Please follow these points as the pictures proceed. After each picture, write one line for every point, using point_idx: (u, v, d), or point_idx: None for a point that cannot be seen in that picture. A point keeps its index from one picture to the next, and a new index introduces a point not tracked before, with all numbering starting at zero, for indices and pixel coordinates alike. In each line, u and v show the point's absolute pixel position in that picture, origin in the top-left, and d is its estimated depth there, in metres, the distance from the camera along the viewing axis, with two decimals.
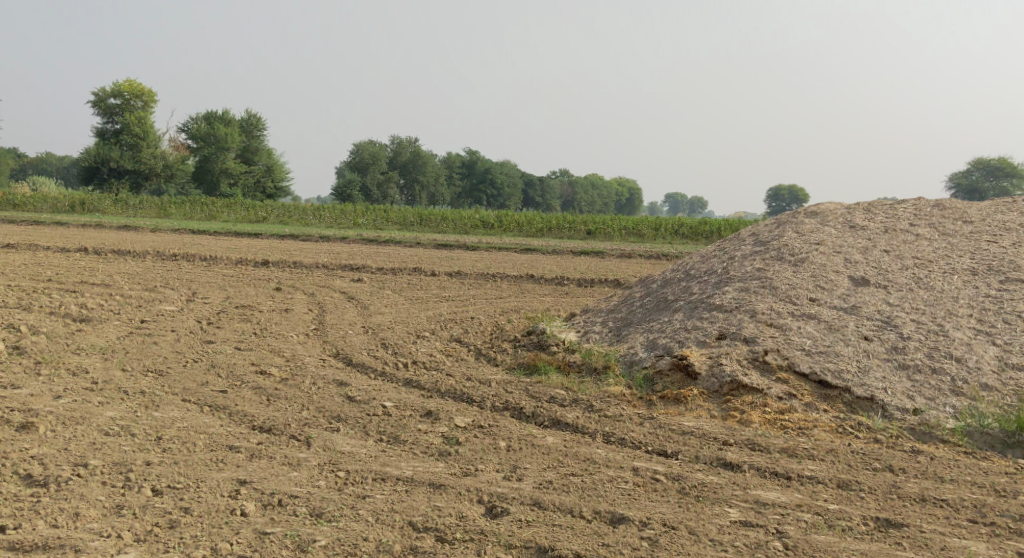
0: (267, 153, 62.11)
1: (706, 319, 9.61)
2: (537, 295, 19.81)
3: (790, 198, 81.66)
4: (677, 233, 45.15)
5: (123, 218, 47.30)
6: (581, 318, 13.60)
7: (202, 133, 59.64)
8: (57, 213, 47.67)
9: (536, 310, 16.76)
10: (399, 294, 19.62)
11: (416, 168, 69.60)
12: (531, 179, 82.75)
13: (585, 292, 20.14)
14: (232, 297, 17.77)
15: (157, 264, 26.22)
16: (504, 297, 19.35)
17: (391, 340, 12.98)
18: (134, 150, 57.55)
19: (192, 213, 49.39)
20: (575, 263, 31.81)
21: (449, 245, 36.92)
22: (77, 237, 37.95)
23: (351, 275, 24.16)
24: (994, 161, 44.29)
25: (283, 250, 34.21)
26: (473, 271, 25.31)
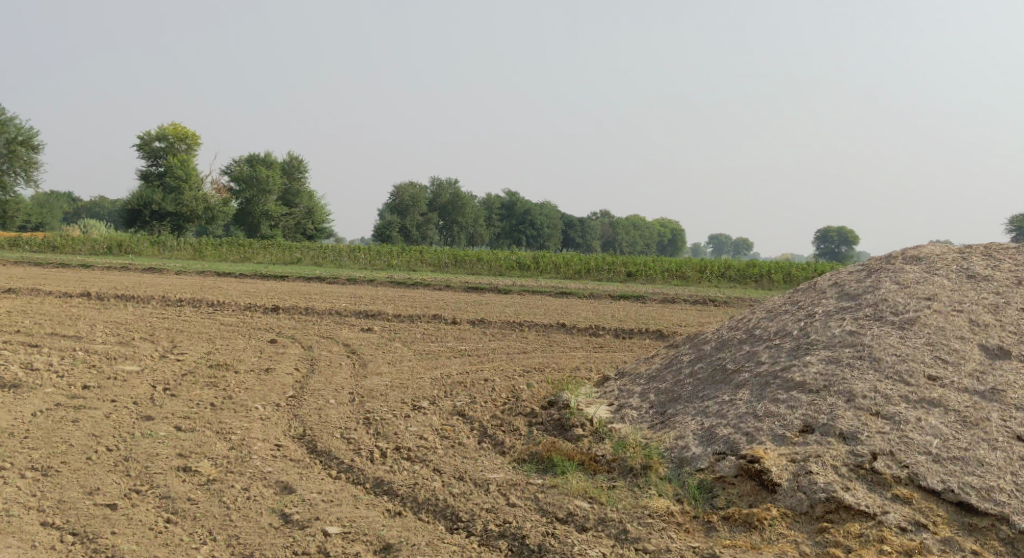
0: (309, 195, 60.73)
1: (784, 403, 7.99)
2: (568, 349, 17.35)
3: (838, 239, 78.06)
4: (723, 275, 42.57)
5: (155, 260, 45.68)
6: (617, 386, 10.93)
7: (243, 175, 58.26)
8: (97, 255, 46.22)
9: (564, 370, 14.21)
10: (408, 348, 17.26)
11: (455, 210, 67.58)
12: (570, 219, 80.45)
13: (625, 345, 17.65)
14: (214, 352, 15.50)
15: (156, 310, 24.15)
16: (531, 351, 16.93)
17: (381, 411, 10.48)
18: (177, 193, 56.03)
19: (226, 254, 47.70)
20: (614, 309, 29.46)
21: (480, 288, 34.60)
22: (96, 281, 36.11)
23: (361, 323, 21.87)
24: None
25: (306, 295, 32.04)
26: (500, 317, 22.94)
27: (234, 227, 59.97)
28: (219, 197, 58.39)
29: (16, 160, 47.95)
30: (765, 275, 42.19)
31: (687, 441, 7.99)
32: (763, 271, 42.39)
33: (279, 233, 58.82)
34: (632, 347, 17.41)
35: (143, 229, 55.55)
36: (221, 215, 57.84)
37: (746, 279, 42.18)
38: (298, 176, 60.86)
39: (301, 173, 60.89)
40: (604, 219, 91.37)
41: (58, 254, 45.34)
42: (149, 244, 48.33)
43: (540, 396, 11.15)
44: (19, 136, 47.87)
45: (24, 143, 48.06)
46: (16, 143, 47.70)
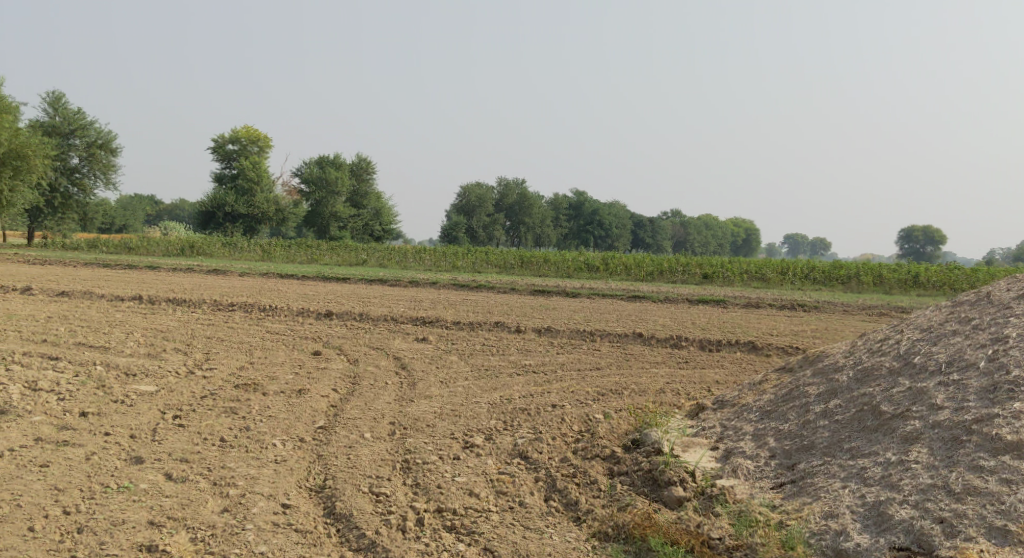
0: (377, 196, 59.40)
1: (999, 478, 7.50)
2: (644, 368, 15.26)
3: (925, 239, 74.10)
4: (806, 278, 39.85)
5: (224, 261, 44.68)
6: (711, 423, 9.52)
7: (313, 176, 57.46)
8: (170, 257, 45.43)
9: (644, 396, 12.11)
10: (465, 363, 15.32)
11: (522, 211, 65.74)
12: (639, 218, 77.87)
13: (715, 366, 15.45)
14: (247, 368, 13.61)
15: (202, 315, 22.48)
16: (609, 369, 14.87)
17: (432, 443, 9.02)
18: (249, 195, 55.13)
19: (294, 255, 46.50)
20: (692, 315, 27.41)
21: (547, 291, 32.56)
22: (157, 284, 34.72)
23: (418, 332, 19.97)
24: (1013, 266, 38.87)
25: (366, 299, 30.23)
26: (569, 325, 20.87)
27: (305, 228, 58.97)
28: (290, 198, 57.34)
29: (96, 163, 47.35)
30: (853, 278, 39.19)
31: (845, 527, 7.56)
32: (851, 272, 39.41)
33: (347, 234, 57.80)
34: (719, 369, 15.25)
35: (216, 231, 54.70)
36: (292, 217, 56.59)
37: (833, 282, 39.27)
38: (367, 177, 59.66)
39: (370, 175, 59.73)
40: (675, 220, 88.50)
41: (134, 256, 44.64)
42: (220, 245, 47.37)
43: (629, 427, 9.68)
44: (99, 139, 47.37)
45: (104, 146, 47.54)
46: (96, 146, 47.21)
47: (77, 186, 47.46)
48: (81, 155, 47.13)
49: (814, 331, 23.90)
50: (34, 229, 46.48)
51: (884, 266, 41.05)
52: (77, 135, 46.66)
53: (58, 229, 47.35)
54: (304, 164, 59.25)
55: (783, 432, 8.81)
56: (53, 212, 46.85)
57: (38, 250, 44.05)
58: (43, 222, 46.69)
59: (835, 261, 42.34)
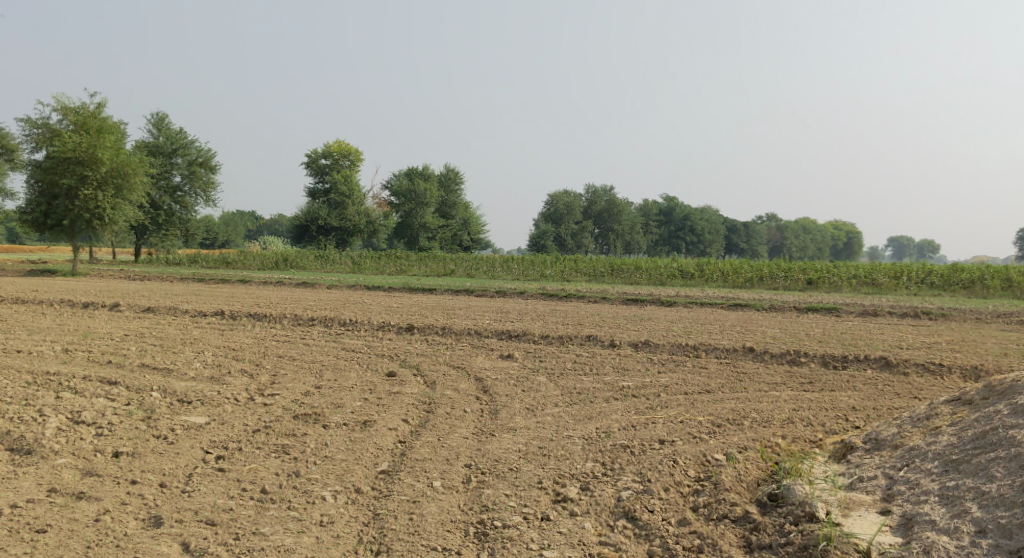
0: (465, 206, 58.29)
1: None
2: (759, 395, 13.35)
3: None
4: (922, 282, 37.00)
5: (315, 273, 44.06)
6: (860, 462, 9.19)
7: (403, 189, 56.64)
8: (265, 270, 45.02)
9: (765, 434, 10.46)
10: (555, 386, 13.68)
11: (611, 217, 63.89)
12: (734, 223, 74.95)
13: (842, 395, 13.52)
14: (314, 397, 11.73)
15: (278, 329, 21.22)
16: (722, 397, 13.08)
17: (518, 495, 8.67)
18: (340, 208, 54.52)
19: (384, 267, 45.70)
20: (801, 325, 25.26)
21: (642, 300, 30.64)
22: (246, 297, 33.97)
23: (502, 348, 18.38)
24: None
25: (451, 310, 28.81)
26: (669, 338, 19.00)
27: (396, 240, 58.19)
28: (380, 211, 56.70)
29: (197, 181, 47.35)
30: (977, 282, 36.08)
31: None
32: (974, 276, 36.31)
33: (437, 245, 56.60)
34: (847, 398, 13.34)
35: (310, 244, 54.22)
36: (383, 228, 56.07)
37: (954, 287, 36.27)
38: (455, 188, 58.91)
39: (458, 185, 58.93)
40: (771, 224, 85.10)
41: (231, 270, 44.39)
42: (313, 258, 46.81)
43: (758, 470, 9.16)
44: (199, 158, 47.54)
45: (204, 164, 47.66)
46: (196, 164, 47.28)
47: (180, 204, 47.36)
48: (183, 173, 47.19)
49: (944, 346, 21.48)
50: (139, 247, 46.79)
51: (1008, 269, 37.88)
52: (180, 154, 46.80)
53: (161, 245, 47.48)
54: (393, 176, 58.92)
55: (990, 498, 8.03)
56: (157, 228, 46.96)
57: (141, 266, 44.24)
58: (147, 238, 46.93)
59: (952, 263, 39.36)
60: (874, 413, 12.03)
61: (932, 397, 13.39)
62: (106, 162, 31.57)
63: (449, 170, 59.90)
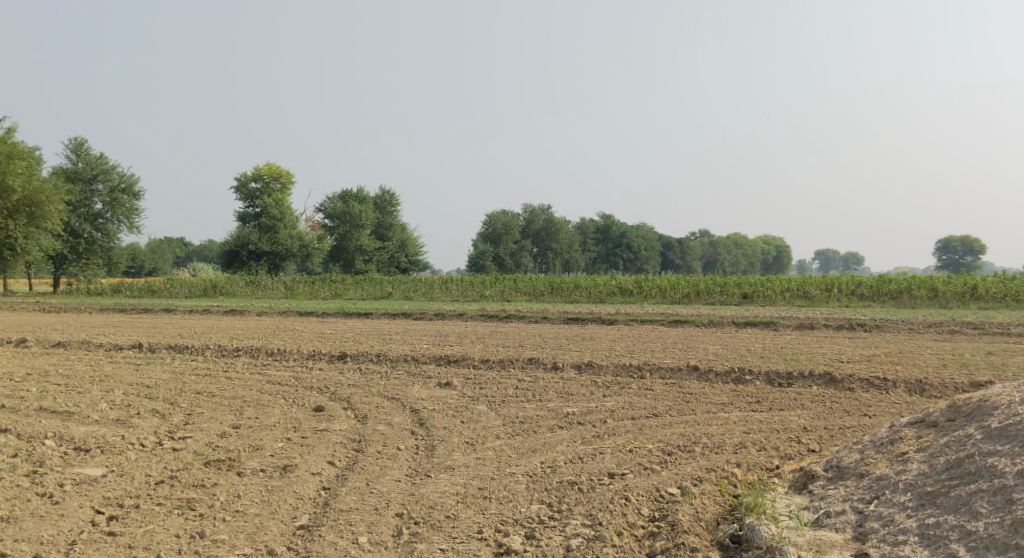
0: (401, 227, 57.28)
1: None
2: (709, 420, 12.71)
3: (963, 249, 70.88)
4: (852, 294, 37.10)
5: (246, 300, 42.65)
6: (825, 495, 9.01)
7: (337, 212, 55.81)
8: (193, 298, 43.41)
9: (718, 462, 9.90)
10: (495, 416, 12.87)
11: (549, 236, 63.43)
12: (668, 239, 75.20)
13: (795, 415, 12.98)
14: (230, 440, 10.69)
15: (201, 362, 20.02)
16: (671, 422, 12.43)
17: (456, 550, 8.24)
18: (272, 233, 53.19)
19: (318, 291, 44.52)
20: (742, 340, 24.89)
21: (582, 319, 30.05)
22: (171, 328, 32.54)
23: (439, 375, 17.51)
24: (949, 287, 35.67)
25: (387, 336, 27.84)
26: (612, 358, 18.33)
27: (331, 264, 56.84)
28: (315, 234, 55.44)
29: (119, 208, 45.54)
30: (905, 292, 36.27)
31: None
32: (902, 286, 36.51)
33: (374, 267, 55.18)
34: (799, 420, 12.84)
35: (241, 270, 52.62)
36: (317, 252, 54.75)
37: (883, 298, 36.39)
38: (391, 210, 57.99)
39: (394, 207, 58.01)
40: (704, 239, 85.66)
41: (157, 299, 42.74)
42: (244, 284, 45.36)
43: (718, 506, 8.92)
44: (121, 184, 45.65)
45: (127, 190, 45.84)
46: (119, 191, 45.42)
47: (101, 231, 45.67)
48: (104, 200, 45.34)
49: (884, 358, 21.18)
50: (59, 277, 44.77)
51: (935, 279, 38.20)
52: (101, 180, 44.92)
53: (82, 275, 45.48)
54: (328, 199, 57.80)
55: (978, 540, 7.96)
56: (77, 257, 45.01)
57: (60, 297, 42.35)
58: (67, 268, 44.95)
59: (879, 275, 39.60)
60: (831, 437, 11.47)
61: (882, 415, 12.91)
62: (18, 190, 30.03)
63: (385, 192, 58.77)
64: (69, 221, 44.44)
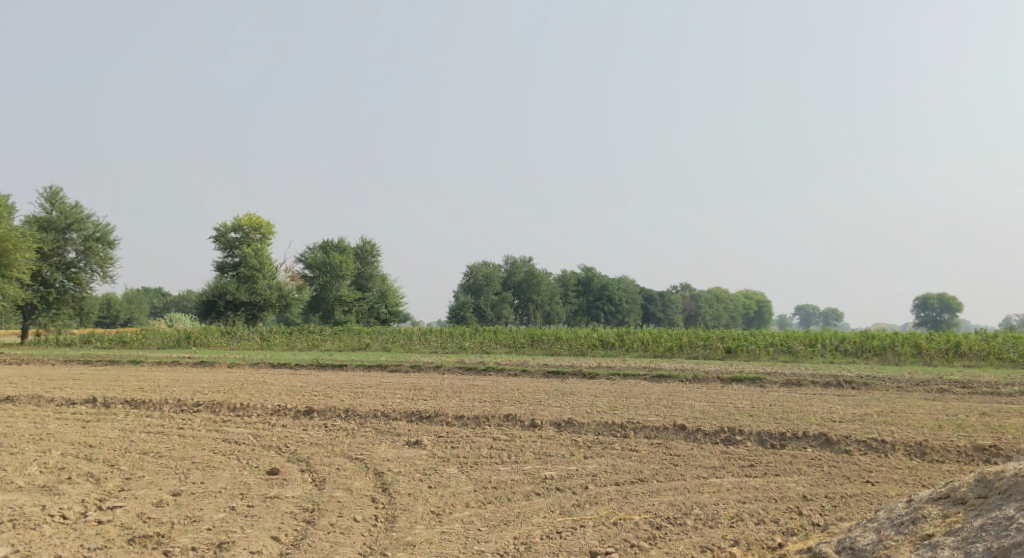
0: (382, 278, 56.23)
1: None
2: (700, 490, 11.68)
3: (940, 306, 70.48)
4: (835, 350, 36.27)
5: (220, 351, 41.39)
6: None
7: (317, 262, 54.78)
8: (165, 348, 42.16)
9: (714, 539, 9.44)
10: (466, 480, 11.80)
11: (530, 287, 62.55)
12: (649, 292, 74.46)
13: (793, 486, 11.97)
14: (165, 508, 9.78)
15: (156, 418, 18.77)
16: (660, 492, 11.39)
17: None
18: (251, 282, 52.11)
19: (294, 342, 43.38)
20: (728, 397, 23.92)
21: (563, 372, 29.00)
22: (136, 380, 31.26)
23: (409, 433, 16.35)
24: (946, 345, 34.61)
25: (359, 390, 26.65)
26: (593, 416, 17.26)
27: (310, 314, 55.65)
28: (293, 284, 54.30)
29: (92, 257, 43.95)
30: (889, 348, 35.47)
31: None
32: (886, 342, 35.71)
33: (353, 318, 54.09)
34: (797, 490, 11.82)
35: (217, 321, 51.34)
36: (296, 303, 53.59)
37: (867, 354, 35.53)
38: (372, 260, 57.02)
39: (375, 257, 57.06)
40: (684, 292, 85.01)
41: (127, 349, 41.47)
42: (218, 335, 44.13)
43: None
44: (96, 233, 44.14)
45: (102, 239, 44.30)
46: (93, 240, 43.94)
47: (73, 280, 44.12)
48: (77, 249, 43.91)
49: (877, 418, 20.19)
50: (27, 327, 43.40)
51: (919, 335, 37.43)
52: (74, 228, 43.45)
53: (52, 325, 44.11)
54: (308, 249, 56.76)
55: None
56: (47, 307, 43.62)
57: (26, 347, 41.01)
58: (36, 318, 43.55)
59: (862, 330, 38.81)
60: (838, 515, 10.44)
61: (885, 482, 12.27)
62: None
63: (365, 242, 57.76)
64: (40, 270, 42.89)
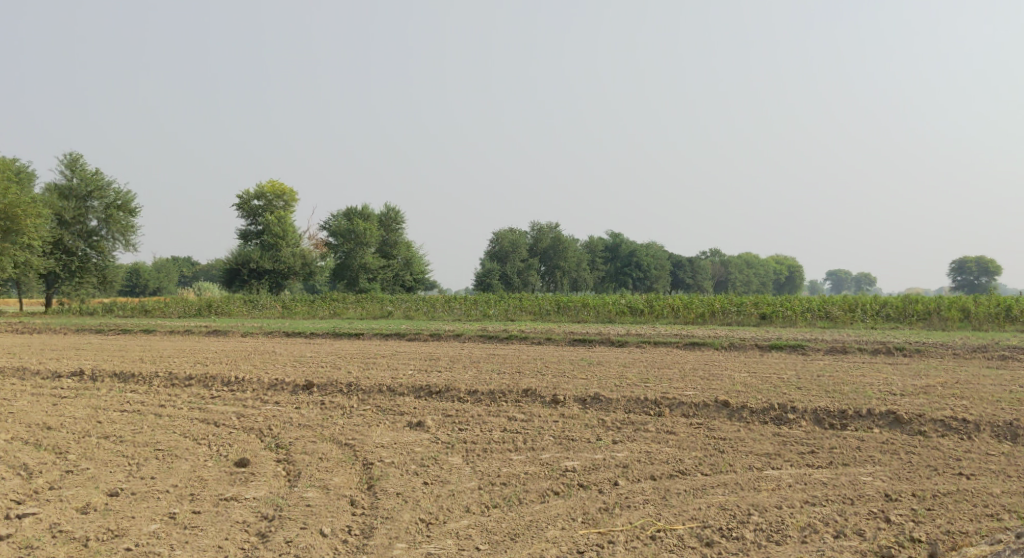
0: (407, 245, 54.12)
1: None
2: (756, 489, 9.62)
3: (977, 269, 67.61)
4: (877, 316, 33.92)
5: (239, 320, 39.67)
6: None
7: (341, 230, 52.83)
8: (184, 317, 40.47)
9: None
10: (472, 473, 9.84)
11: (558, 255, 60.39)
12: (678, 258, 72.07)
13: (871, 484, 9.84)
14: (81, 521, 8.59)
15: (137, 394, 16.85)
16: (709, 492, 9.46)
17: None
18: (274, 250, 50.30)
19: (316, 311, 41.48)
20: (769, 367, 21.79)
21: (590, 340, 26.92)
22: (142, 350, 29.47)
23: (414, 412, 14.35)
24: (1004, 309, 31.90)
25: (371, 360, 24.74)
26: (622, 390, 15.19)
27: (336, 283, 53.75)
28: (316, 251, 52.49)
29: (115, 224, 42.14)
30: (934, 313, 32.95)
31: None
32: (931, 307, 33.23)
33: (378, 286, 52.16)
34: (873, 487, 9.78)
35: (242, 289, 49.59)
36: (321, 270, 51.70)
37: (910, 319, 33.07)
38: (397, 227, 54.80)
39: (399, 223, 54.84)
40: (715, 258, 82.53)
41: (147, 317, 39.85)
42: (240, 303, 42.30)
43: None
44: (118, 200, 42.30)
45: (123, 207, 42.44)
46: (115, 207, 42.07)
47: (95, 250, 42.30)
48: (99, 217, 42.03)
49: (941, 391, 17.99)
50: (50, 297, 41.51)
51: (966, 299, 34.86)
52: (95, 195, 41.61)
53: (76, 295, 42.29)
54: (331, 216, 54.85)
55: None
56: (70, 276, 41.76)
57: (47, 317, 39.35)
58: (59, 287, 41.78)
59: (904, 295, 36.33)
60: (944, 546, 8.72)
61: (984, 477, 10.18)
62: None
63: (388, 209, 55.65)
64: (61, 238, 41.10)
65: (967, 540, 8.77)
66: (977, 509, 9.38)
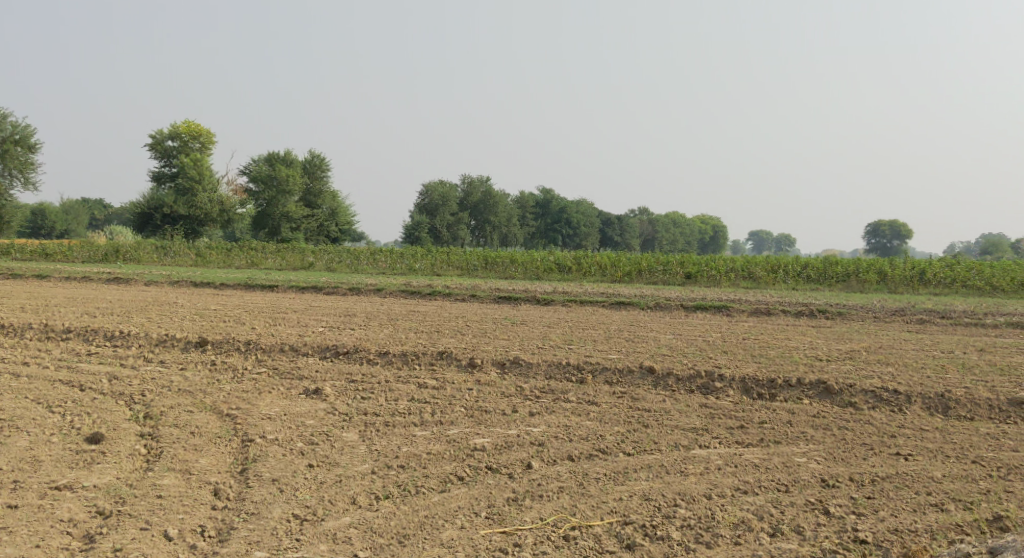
0: (333, 194, 52.06)
1: None
2: (682, 473, 8.60)
3: (893, 233, 68.38)
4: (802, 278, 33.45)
5: (146, 267, 37.52)
6: None
7: (264, 175, 50.29)
8: (87, 262, 38.14)
9: None
10: (365, 453, 8.71)
11: (487, 209, 58.93)
12: (608, 216, 71.29)
13: (806, 466, 8.91)
14: None
15: (5, 349, 15.14)
16: (629, 477, 8.45)
17: None
18: (190, 195, 47.87)
19: (233, 260, 39.45)
20: (694, 328, 20.93)
21: (514, 298, 25.76)
22: (32, 298, 27.35)
23: (314, 375, 13.02)
24: (932, 274, 31.57)
25: (279, 314, 23.24)
26: (542, 353, 14.06)
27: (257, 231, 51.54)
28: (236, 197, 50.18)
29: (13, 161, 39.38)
30: (855, 275, 32.58)
31: None
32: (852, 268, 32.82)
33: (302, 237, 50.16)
34: (809, 470, 8.84)
35: (154, 235, 47.23)
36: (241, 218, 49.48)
37: (833, 281, 32.67)
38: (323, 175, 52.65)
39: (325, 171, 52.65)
40: (641, 217, 82.02)
41: (48, 262, 37.44)
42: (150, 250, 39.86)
43: None
44: (16, 134, 39.67)
45: (22, 142, 39.84)
46: (12, 141, 39.37)
47: None
48: None
49: (868, 357, 17.33)
50: None
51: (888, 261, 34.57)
52: None
53: None
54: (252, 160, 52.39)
55: None
56: None
57: None
58: None
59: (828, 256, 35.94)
60: (895, 551, 7.80)
61: (925, 458, 9.32)
62: None
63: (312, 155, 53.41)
64: None
65: (920, 544, 7.85)
66: (920, 497, 8.49)
